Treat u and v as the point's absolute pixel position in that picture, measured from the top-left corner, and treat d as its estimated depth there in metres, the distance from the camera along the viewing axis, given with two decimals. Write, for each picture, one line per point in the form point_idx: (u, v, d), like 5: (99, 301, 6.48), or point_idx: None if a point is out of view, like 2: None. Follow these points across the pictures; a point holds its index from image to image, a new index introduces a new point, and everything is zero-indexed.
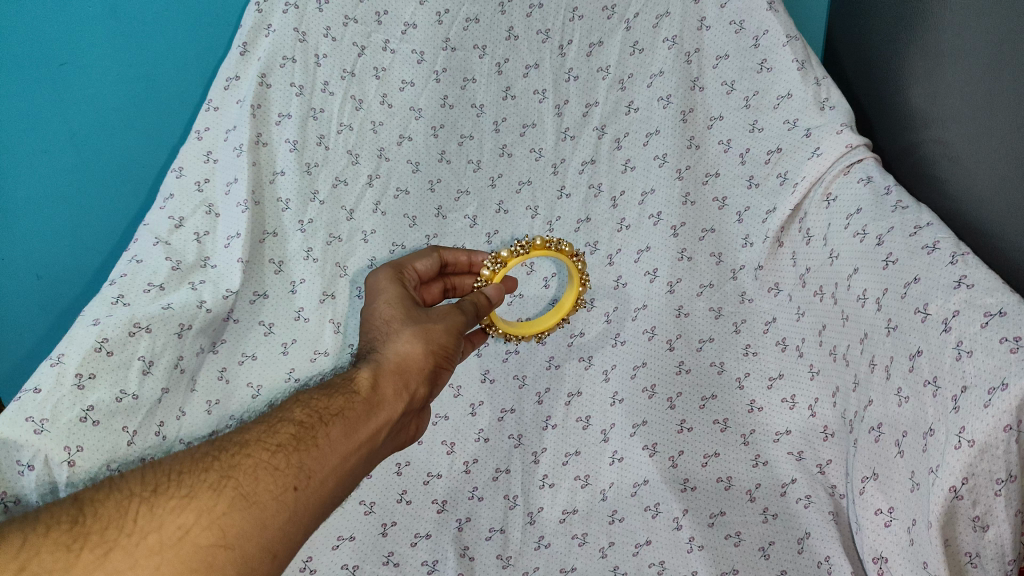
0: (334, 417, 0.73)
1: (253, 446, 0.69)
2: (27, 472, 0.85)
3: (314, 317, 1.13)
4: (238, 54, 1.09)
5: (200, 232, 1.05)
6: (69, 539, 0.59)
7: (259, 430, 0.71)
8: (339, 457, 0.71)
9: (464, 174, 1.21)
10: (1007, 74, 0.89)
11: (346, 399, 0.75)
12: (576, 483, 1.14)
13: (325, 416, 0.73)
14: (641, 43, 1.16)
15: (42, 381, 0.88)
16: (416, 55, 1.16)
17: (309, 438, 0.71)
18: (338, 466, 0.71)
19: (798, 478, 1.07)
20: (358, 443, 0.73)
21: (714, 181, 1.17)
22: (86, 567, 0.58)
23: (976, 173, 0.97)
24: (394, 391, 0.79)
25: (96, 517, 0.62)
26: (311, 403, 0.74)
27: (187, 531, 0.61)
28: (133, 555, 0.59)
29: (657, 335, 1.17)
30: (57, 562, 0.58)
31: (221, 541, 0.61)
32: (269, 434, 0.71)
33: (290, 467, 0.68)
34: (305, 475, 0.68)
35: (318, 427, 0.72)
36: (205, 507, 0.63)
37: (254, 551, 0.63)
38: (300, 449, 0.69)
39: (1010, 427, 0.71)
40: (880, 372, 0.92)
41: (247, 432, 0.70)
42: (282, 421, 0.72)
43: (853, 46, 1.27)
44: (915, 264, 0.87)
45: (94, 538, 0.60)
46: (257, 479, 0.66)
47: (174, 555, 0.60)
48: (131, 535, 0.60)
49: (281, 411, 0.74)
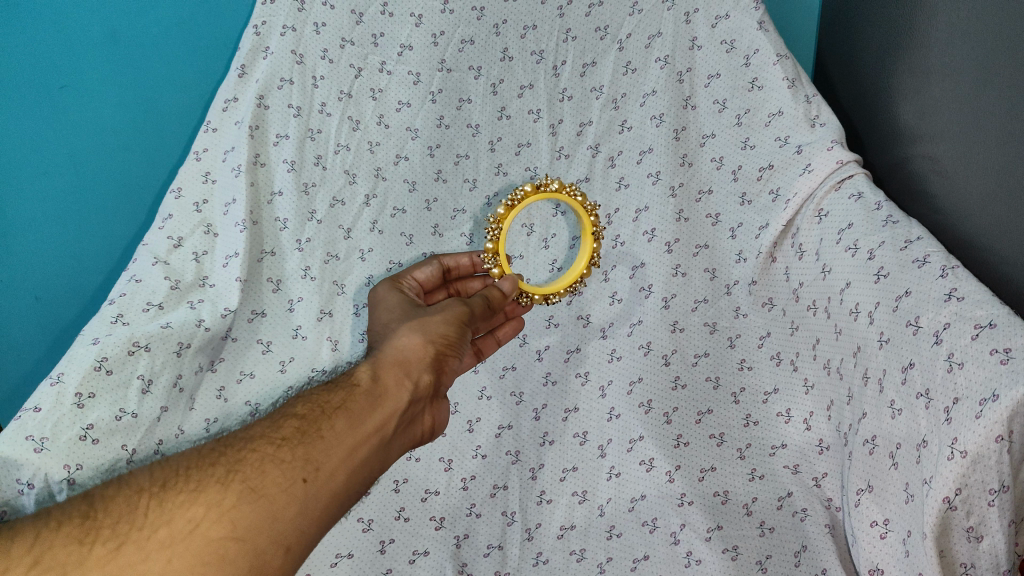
0: (337, 410, 0.74)
1: (259, 441, 0.70)
2: (27, 491, 0.85)
3: (312, 335, 1.14)
4: (237, 77, 1.11)
5: (198, 252, 1.06)
6: (81, 534, 0.62)
7: (264, 426, 0.72)
8: (347, 449, 0.72)
9: (460, 193, 1.23)
10: (995, 91, 0.90)
11: (346, 393, 0.76)
12: (574, 498, 1.14)
13: (328, 410, 0.74)
14: (633, 63, 1.17)
15: (42, 400, 0.88)
16: (412, 76, 1.18)
17: (312, 431, 0.72)
18: (347, 457, 0.71)
19: (794, 491, 1.07)
20: (365, 433, 0.74)
21: (707, 198, 1.18)
22: (98, 560, 0.60)
23: (965, 187, 0.98)
24: (396, 382, 0.78)
25: (108, 512, 0.63)
26: (313, 399, 0.76)
27: (197, 523, 0.62)
28: (145, 548, 0.61)
29: (653, 351, 1.17)
30: (71, 555, 0.60)
31: (232, 533, 0.63)
32: (274, 429, 0.72)
33: (296, 460, 0.69)
34: (312, 468, 0.69)
35: (322, 421, 0.73)
36: (213, 500, 0.64)
37: (265, 544, 0.64)
38: (305, 442, 0.70)
39: (1001, 437, 0.72)
40: (873, 385, 0.93)
41: (252, 428, 0.72)
42: (285, 418, 0.74)
43: (841, 63, 1.29)
44: (905, 278, 0.89)
45: (106, 532, 0.62)
46: (263, 473, 0.67)
47: (185, 548, 0.61)
48: (142, 529, 0.62)
49: (284, 409, 0.76)
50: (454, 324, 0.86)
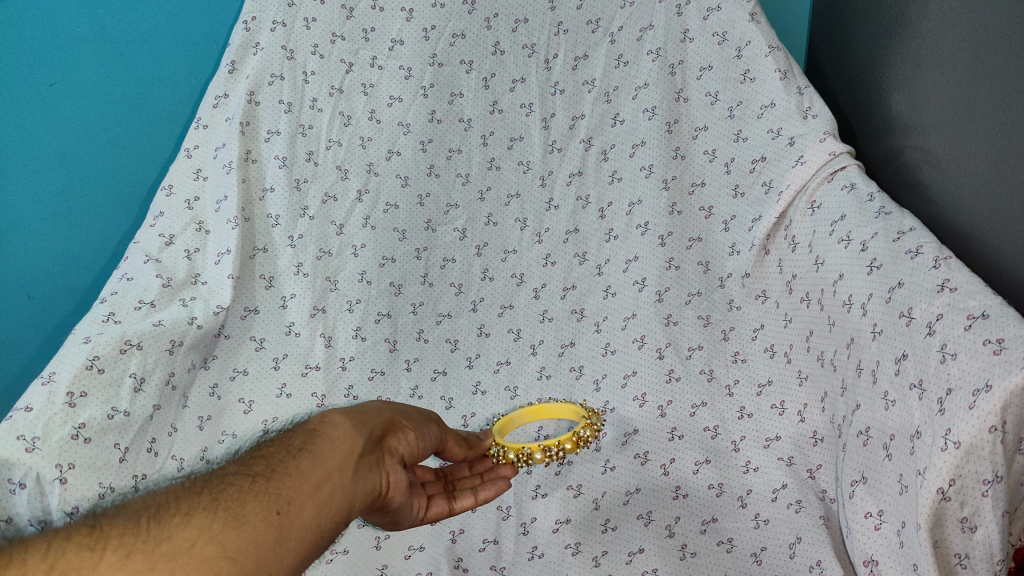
0: (302, 449, 0.72)
1: (232, 474, 0.67)
2: (19, 491, 0.82)
3: (305, 331, 1.13)
4: (227, 73, 1.11)
5: (190, 250, 1.06)
6: (90, 542, 0.58)
7: (234, 464, 0.70)
8: (314, 484, 0.69)
9: (453, 188, 1.22)
10: (984, 81, 0.91)
11: (307, 435, 0.74)
12: (569, 492, 1.13)
13: (291, 451, 0.71)
14: (625, 56, 1.17)
15: (33, 400, 0.85)
16: (403, 71, 1.18)
17: (281, 466, 0.69)
18: (315, 492, 0.68)
19: (788, 483, 1.06)
20: (329, 469, 0.71)
21: (700, 191, 1.18)
22: (109, 566, 0.56)
23: (958, 177, 0.98)
24: (352, 429, 0.76)
25: (111, 524, 0.60)
26: (280, 441, 0.73)
27: (194, 542, 0.60)
28: (152, 559, 0.58)
29: (647, 344, 1.18)
30: (83, 562, 0.56)
31: (226, 554, 0.60)
32: (244, 464, 0.69)
33: (271, 492, 0.66)
34: (286, 499, 0.66)
35: (288, 458, 0.70)
36: (204, 522, 0.61)
37: (254, 568, 0.61)
38: (274, 476, 0.68)
39: (995, 428, 0.72)
40: (866, 376, 0.93)
41: (222, 466, 0.70)
42: (253, 456, 0.71)
43: (833, 53, 1.29)
44: (898, 269, 0.89)
45: (115, 540, 0.58)
46: (243, 501, 0.64)
47: (187, 562, 0.58)
48: (145, 541, 0.59)
49: (254, 450, 0.73)
50: (414, 412, 0.87)
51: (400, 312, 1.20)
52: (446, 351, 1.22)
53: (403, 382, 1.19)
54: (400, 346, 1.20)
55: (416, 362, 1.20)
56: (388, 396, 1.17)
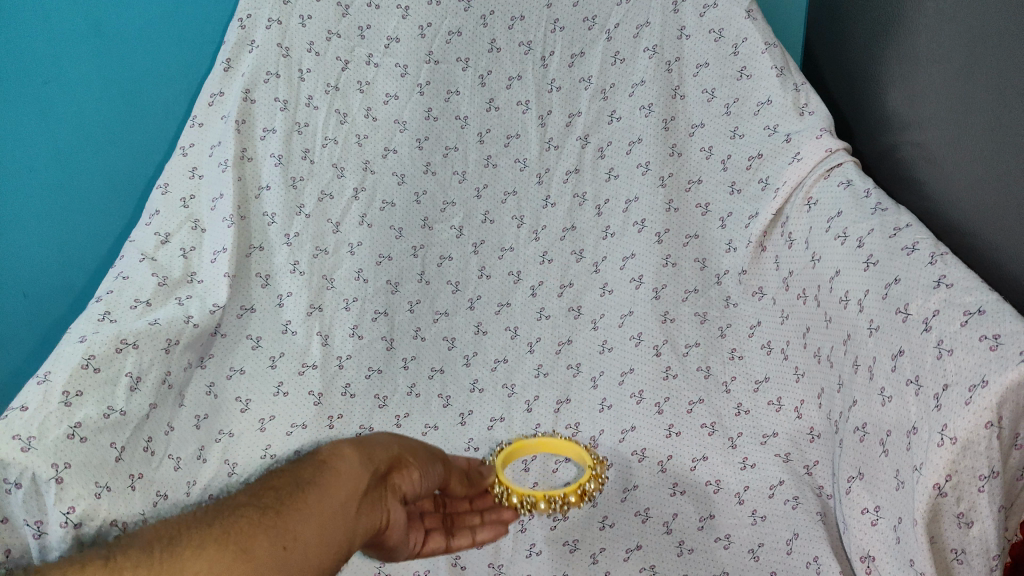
0: (311, 483, 0.74)
1: (244, 507, 0.70)
2: (15, 490, 0.80)
3: (302, 329, 1.13)
4: (222, 71, 1.11)
5: (186, 248, 1.05)
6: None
7: (248, 493, 0.72)
8: (320, 517, 0.71)
9: (450, 185, 1.22)
10: (980, 76, 0.91)
11: (318, 468, 0.76)
12: (566, 491, 1.15)
13: (300, 484, 0.73)
14: (621, 53, 1.17)
15: (28, 400, 0.84)
16: (399, 68, 1.18)
17: (290, 499, 0.71)
18: (320, 525, 0.70)
19: (785, 479, 1.06)
20: (334, 505, 0.73)
21: (697, 188, 1.18)
22: None
23: (953, 173, 0.98)
24: (359, 464, 0.78)
25: (125, 556, 0.63)
26: (293, 472, 0.76)
27: None
28: None
29: (644, 341, 1.18)
30: None
31: None
32: (257, 496, 0.72)
33: (278, 526, 0.68)
34: (292, 535, 0.68)
35: (297, 492, 0.72)
36: (212, 558, 0.64)
37: None
38: (283, 510, 0.70)
39: (991, 423, 0.72)
40: (863, 372, 0.93)
41: (236, 495, 0.72)
42: (266, 487, 0.73)
43: (830, 49, 1.29)
44: (894, 265, 0.89)
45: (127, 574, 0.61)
46: (251, 535, 0.67)
47: None
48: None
49: (268, 478, 0.75)
50: (424, 448, 0.87)
51: (397, 310, 1.20)
52: (443, 348, 1.21)
53: (401, 380, 1.19)
54: (397, 343, 1.20)
55: (413, 361, 1.20)
56: (385, 395, 1.17)
